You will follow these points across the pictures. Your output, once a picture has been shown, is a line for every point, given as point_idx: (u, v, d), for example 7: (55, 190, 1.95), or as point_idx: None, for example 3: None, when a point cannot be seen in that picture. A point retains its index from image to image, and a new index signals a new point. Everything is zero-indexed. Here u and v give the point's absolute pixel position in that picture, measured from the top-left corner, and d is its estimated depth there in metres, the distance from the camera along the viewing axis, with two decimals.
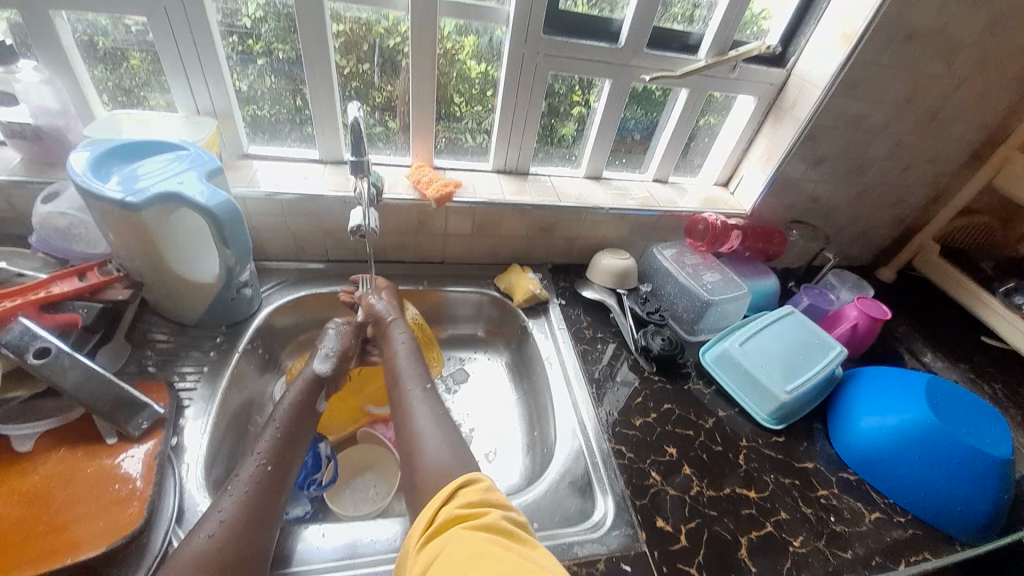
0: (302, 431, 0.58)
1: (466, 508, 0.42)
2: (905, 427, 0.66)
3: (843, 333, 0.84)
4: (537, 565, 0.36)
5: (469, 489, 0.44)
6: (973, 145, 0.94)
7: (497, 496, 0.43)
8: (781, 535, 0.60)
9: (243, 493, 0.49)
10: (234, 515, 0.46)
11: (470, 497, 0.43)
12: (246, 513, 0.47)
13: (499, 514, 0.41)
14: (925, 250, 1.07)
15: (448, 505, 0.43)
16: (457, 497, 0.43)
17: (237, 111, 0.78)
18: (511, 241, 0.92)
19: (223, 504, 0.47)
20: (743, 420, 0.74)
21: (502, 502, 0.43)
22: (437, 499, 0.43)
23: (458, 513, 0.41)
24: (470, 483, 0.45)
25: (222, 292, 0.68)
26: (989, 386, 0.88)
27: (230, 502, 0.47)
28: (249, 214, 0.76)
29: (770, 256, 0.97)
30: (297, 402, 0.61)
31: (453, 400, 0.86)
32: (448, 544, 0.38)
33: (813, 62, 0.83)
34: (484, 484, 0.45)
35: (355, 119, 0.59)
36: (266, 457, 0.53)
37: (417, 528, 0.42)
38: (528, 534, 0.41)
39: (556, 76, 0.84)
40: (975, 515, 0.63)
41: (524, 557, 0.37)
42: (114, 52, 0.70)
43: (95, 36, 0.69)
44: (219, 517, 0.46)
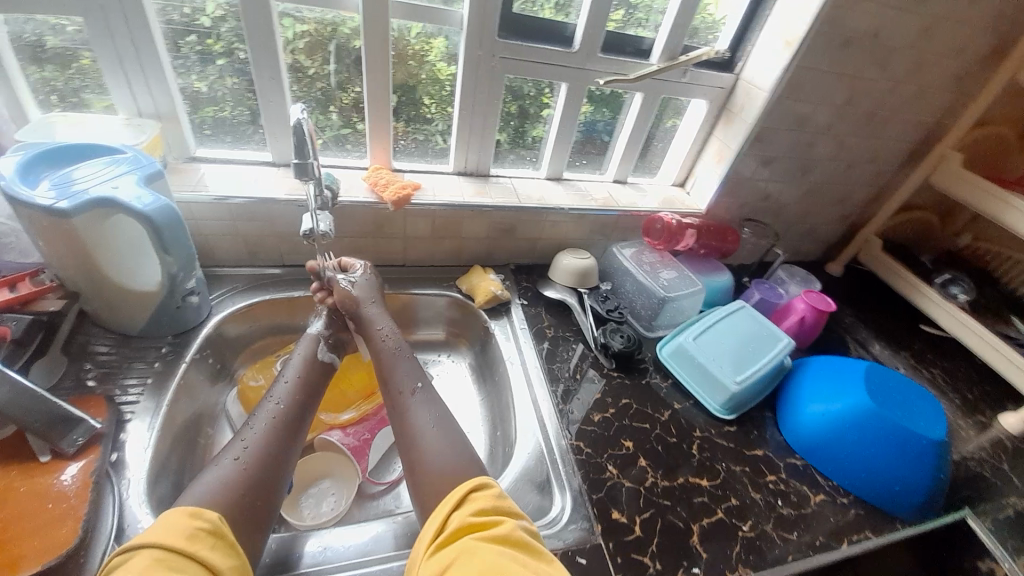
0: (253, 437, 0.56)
1: (478, 515, 0.42)
2: (846, 413, 0.70)
3: (792, 325, 0.88)
4: None
5: (482, 495, 0.44)
6: (909, 145, 1.00)
7: (508, 505, 0.44)
8: (731, 521, 0.63)
9: (264, 424, 0.53)
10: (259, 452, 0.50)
11: (482, 505, 0.43)
12: (272, 441, 0.52)
13: (514, 525, 0.42)
14: (869, 244, 1.12)
15: (458, 512, 0.43)
16: (469, 503, 0.43)
17: (183, 112, 0.76)
18: (473, 242, 0.92)
19: None
20: (697, 412, 0.77)
21: (514, 511, 0.44)
22: (449, 503, 0.43)
23: (471, 520, 0.42)
24: (483, 488, 0.45)
25: (166, 300, 0.66)
26: (928, 371, 0.94)
27: None
28: (195, 219, 0.74)
29: (725, 253, 1.01)
30: (308, 355, 0.64)
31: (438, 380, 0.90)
32: (468, 551, 0.38)
33: (759, 67, 0.87)
34: (496, 492, 0.45)
35: (298, 120, 0.58)
36: (283, 400, 0.57)
37: (424, 538, 0.42)
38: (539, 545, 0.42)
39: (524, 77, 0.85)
40: (911, 493, 0.67)
41: (536, 570, 0.38)
42: (63, 52, 0.67)
43: (37, 36, 0.65)
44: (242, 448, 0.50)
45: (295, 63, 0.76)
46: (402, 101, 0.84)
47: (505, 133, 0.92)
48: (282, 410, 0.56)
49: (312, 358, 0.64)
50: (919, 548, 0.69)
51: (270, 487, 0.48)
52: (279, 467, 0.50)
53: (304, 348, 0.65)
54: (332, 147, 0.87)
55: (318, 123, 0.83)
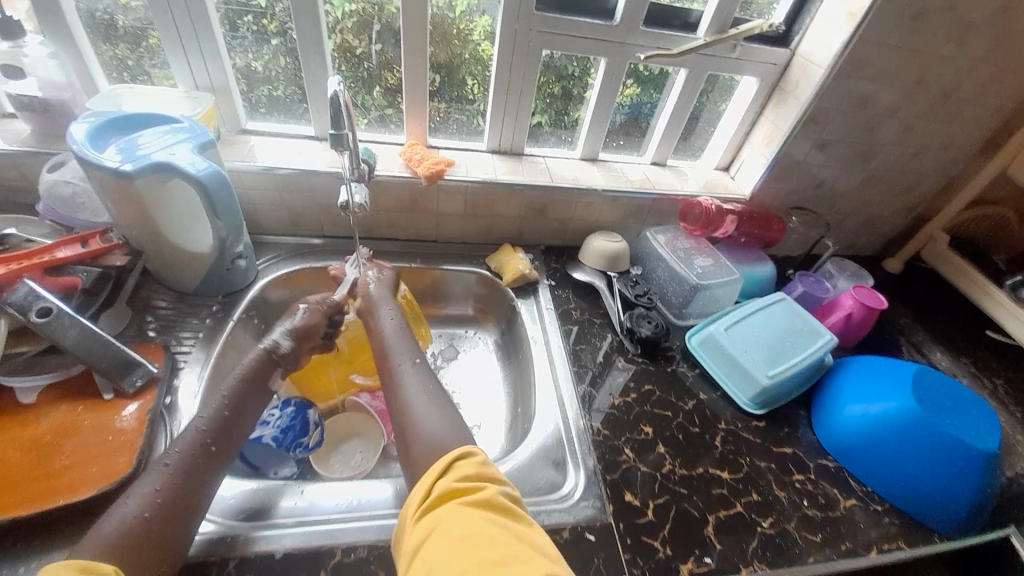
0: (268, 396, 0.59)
1: (463, 481, 0.41)
2: (887, 416, 0.65)
3: (837, 322, 0.83)
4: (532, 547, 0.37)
5: (465, 462, 0.43)
6: (989, 131, 0.90)
7: (492, 470, 0.43)
8: (750, 516, 0.61)
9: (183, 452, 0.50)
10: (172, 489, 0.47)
11: (466, 471, 0.42)
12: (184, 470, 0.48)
13: (497, 491, 0.41)
14: (934, 240, 1.02)
15: (442, 479, 0.42)
16: (453, 469, 0.42)
17: (234, 86, 0.80)
18: (504, 221, 0.92)
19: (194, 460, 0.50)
20: (723, 403, 0.75)
21: (498, 475, 0.43)
22: (434, 470, 0.42)
23: (456, 487, 0.41)
24: (466, 455, 0.44)
25: (217, 262, 0.71)
26: (990, 381, 0.86)
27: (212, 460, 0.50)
28: (245, 188, 0.78)
29: (768, 243, 0.96)
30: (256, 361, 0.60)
31: (446, 375, 0.88)
32: (452, 519, 0.38)
33: (818, 42, 0.80)
34: (479, 457, 0.44)
35: (334, 92, 0.61)
36: (206, 418, 0.53)
37: (410, 504, 0.41)
38: (523, 510, 0.41)
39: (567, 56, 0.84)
40: (954, 507, 0.63)
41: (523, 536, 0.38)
42: (134, 31, 0.73)
43: (113, 14, 0.71)
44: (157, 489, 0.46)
45: (342, 42, 0.78)
46: (444, 81, 0.85)
47: (546, 114, 0.92)
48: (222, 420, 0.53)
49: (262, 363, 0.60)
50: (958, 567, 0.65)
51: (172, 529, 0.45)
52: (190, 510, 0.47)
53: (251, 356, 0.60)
54: (376, 125, 0.89)
55: (362, 102, 0.86)
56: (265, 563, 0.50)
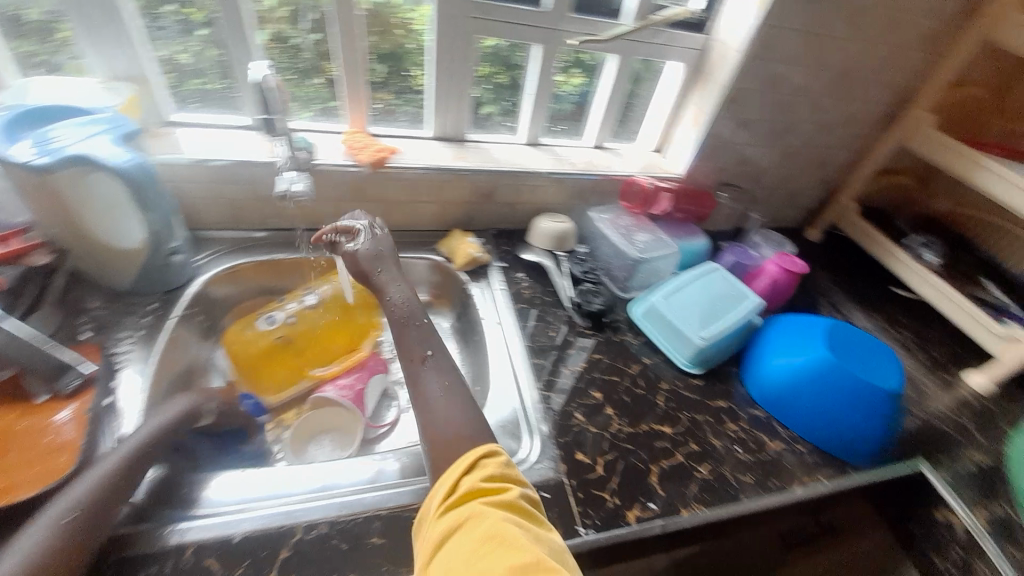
0: None
1: (489, 481, 0.43)
2: (804, 365, 0.73)
3: (764, 287, 0.91)
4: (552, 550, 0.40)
5: (490, 461, 0.45)
6: (886, 108, 1.01)
7: (514, 472, 0.45)
8: (689, 463, 0.67)
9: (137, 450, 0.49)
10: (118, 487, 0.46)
11: (492, 471, 0.44)
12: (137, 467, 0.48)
13: (519, 492, 0.43)
14: (846, 209, 1.12)
15: (469, 476, 0.44)
16: (478, 468, 0.44)
17: (157, 78, 0.77)
18: (453, 207, 0.94)
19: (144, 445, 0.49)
20: (665, 366, 0.80)
21: (520, 478, 0.45)
22: (460, 466, 0.44)
23: (481, 485, 0.43)
24: (489, 454, 0.46)
25: (151, 259, 0.68)
26: (896, 330, 0.97)
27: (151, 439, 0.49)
28: (178, 183, 0.75)
29: (702, 218, 1.03)
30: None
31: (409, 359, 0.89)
32: (479, 516, 0.40)
33: (730, 27, 0.87)
34: (502, 457, 0.46)
35: (261, 77, 0.65)
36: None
37: (435, 498, 0.43)
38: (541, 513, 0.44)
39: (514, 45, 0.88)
40: (862, 441, 0.71)
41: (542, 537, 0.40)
42: (40, 24, 0.68)
43: (19, 9, 0.66)
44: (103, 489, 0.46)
45: (278, 32, 0.77)
46: (389, 72, 0.86)
47: (496, 105, 0.96)
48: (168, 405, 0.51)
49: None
50: (873, 494, 0.74)
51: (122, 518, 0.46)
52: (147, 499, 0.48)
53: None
54: (320, 118, 0.88)
55: (300, 93, 0.84)
56: (224, 548, 0.50)
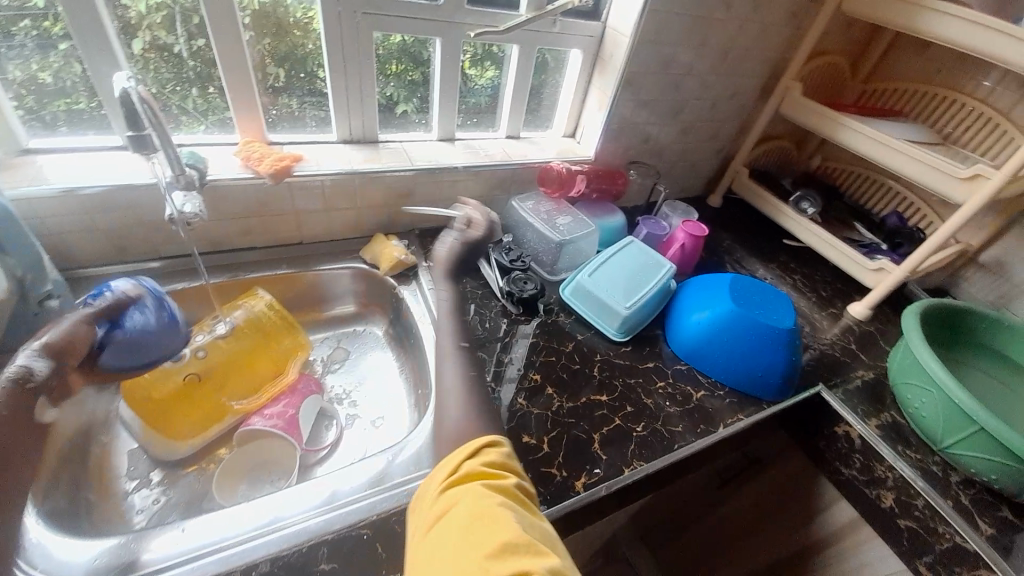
0: None
1: (489, 466, 0.46)
2: (717, 318, 0.80)
3: (675, 253, 0.97)
4: (542, 536, 0.41)
5: (493, 450, 0.48)
6: (763, 80, 1.12)
7: (514, 464, 0.48)
8: (627, 425, 0.71)
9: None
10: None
11: (494, 458, 0.47)
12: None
13: (514, 482, 0.46)
14: (739, 174, 1.21)
15: (472, 459, 0.47)
16: (481, 453, 0.47)
17: (9, 106, 0.67)
18: (372, 212, 0.91)
19: None
20: (597, 340, 0.85)
21: (518, 470, 0.48)
22: (465, 450, 0.47)
23: (481, 469, 0.46)
24: (493, 445, 0.49)
25: (19, 308, 0.60)
26: (790, 278, 1.09)
27: None
28: (43, 219, 0.66)
29: (616, 196, 1.09)
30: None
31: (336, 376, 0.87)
32: (475, 495, 0.43)
33: (619, 14, 0.92)
34: (505, 449, 0.49)
35: (122, 90, 0.56)
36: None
37: (439, 475, 0.46)
38: (536, 505, 0.46)
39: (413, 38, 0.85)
40: (772, 378, 0.79)
41: (531, 523, 0.42)
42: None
43: None
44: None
45: (154, 40, 0.70)
46: (289, 75, 0.81)
47: (410, 103, 0.93)
48: None
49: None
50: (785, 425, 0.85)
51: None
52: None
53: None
54: (214, 130, 0.82)
55: (185, 105, 0.77)
56: None
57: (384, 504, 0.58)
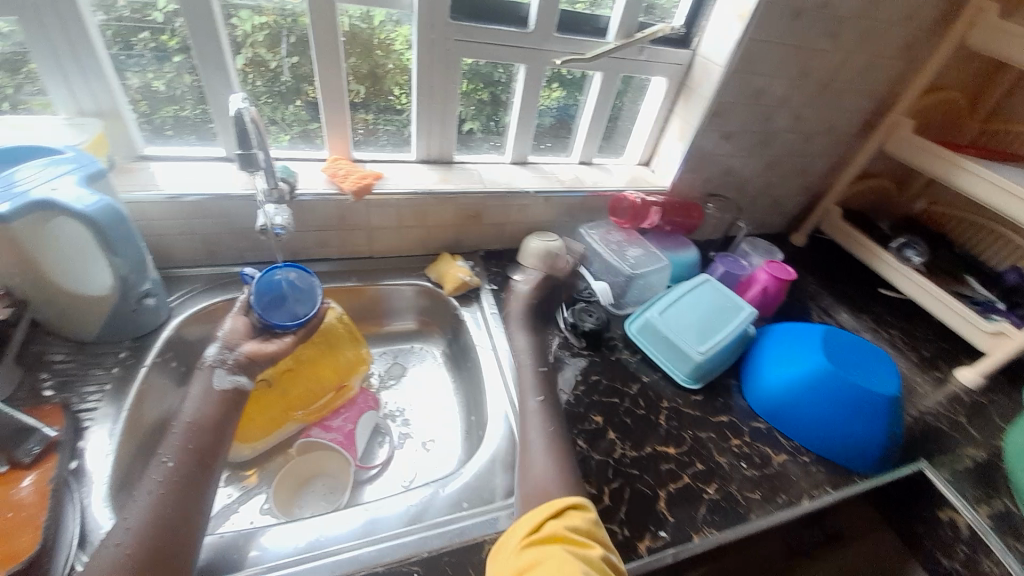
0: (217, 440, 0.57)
1: (574, 530, 0.48)
2: (804, 375, 0.72)
3: (755, 296, 0.91)
4: None
5: (579, 515, 0.49)
6: (865, 115, 1.03)
7: (599, 534, 0.49)
8: (697, 485, 0.65)
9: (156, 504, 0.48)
10: (143, 542, 0.47)
11: (579, 523, 0.48)
12: (160, 517, 0.49)
13: (601, 553, 0.46)
14: (829, 214, 1.14)
15: (556, 520, 0.49)
16: (565, 515, 0.49)
17: (127, 110, 0.74)
18: (440, 231, 0.92)
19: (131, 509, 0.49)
20: (665, 384, 0.79)
21: (606, 542, 0.48)
22: (549, 509, 0.50)
23: (564, 531, 0.47)
24: (579, 509, 0.50)
25: (120, 304, 0.65)
26: (886, 333, 0.97)
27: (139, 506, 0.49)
28: (148, 220, 0.72)
29: (691, 230, 1.03)
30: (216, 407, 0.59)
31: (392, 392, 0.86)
32: (560, 554, 0.44)
33: (712, 43, 0.88)
34: (591, 517, 0.50)
35: (239, 111, 0.60)
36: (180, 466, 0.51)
37: (522, 530, 0.48)
38: None
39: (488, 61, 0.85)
40: (868, 449, 0.70)
41: None
42: (12, 57, 0.65)
43: None
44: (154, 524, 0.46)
45: (254, 56, 0.74)
46: (369, 92, 0.84)
47: (477, 121, 0.93)
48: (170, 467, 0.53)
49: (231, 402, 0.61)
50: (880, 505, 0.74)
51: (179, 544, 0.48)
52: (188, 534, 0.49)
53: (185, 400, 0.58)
54: (299, 143, 0.86)
55: (279, 118, 0.82)
56: None
57: (434, 541, 0.56)
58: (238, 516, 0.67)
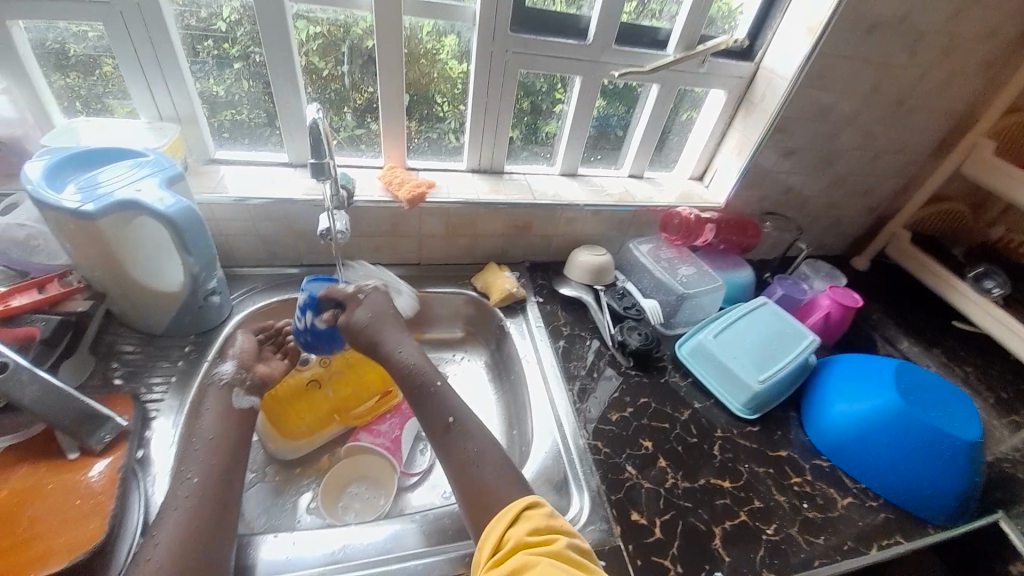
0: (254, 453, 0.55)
1: (535, 533, 0.44)
2: (875, 412, 0.67)
3: (817, 322, 0.86)
4: None
5: (535, 514, 0.46)
6: (941, 134, 0.96)
7: (561, 523, 0.46)
8: (754, 524, 0.61)
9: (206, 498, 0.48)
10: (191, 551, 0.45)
11: (537, 523, 0.45)
12: (192, 529, 0.47)
13: (566, 543, 0.43)
14: (897, 237, 1.07)
15: (513, 529, 0.45)
16: (524, 519, 0.46)
17: (201, 114, 0.77)
18: (487, 240, 0.91)
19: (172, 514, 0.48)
20: (718, 411, 0.76)
21: (567, 528, 0.45)
22: (506, 518, 0.46)
23: (528, 539, 0.44)
24: (534, 506, 0.47)
25: (188, 300, 0.68)
26: (961, 369, 0.90)
27: (181, 514, 0.48)
28: (215, 220, 0.75)
29: (745, 249, 0.99)
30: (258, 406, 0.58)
31: None
32: (526, 565, 0.41)
33: (778, 57, 0.84)
34: (547, 509, 0.47)
35: (314, 120, 0.59)
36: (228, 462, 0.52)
37: (484, 554, 0.45)
38: (592, 564, 0.43)
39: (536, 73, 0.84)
40: (947, 498, 0.64)
41: None
42: (86, 59, 0.69)
43: (67, 43, 0.68)
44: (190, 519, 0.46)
45: (309, 65, 0.76)
46: (415, 98, 0.83)
47: (518, 129, 0.91)
48: (193, 483, 0.50)
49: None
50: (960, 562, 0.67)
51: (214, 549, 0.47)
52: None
53: (216, 402, 0.58)
54: (348, 147, 0.87)
55: (332, 123, 0.83)
56: None
57: None
58: (284, 514, 0.68)
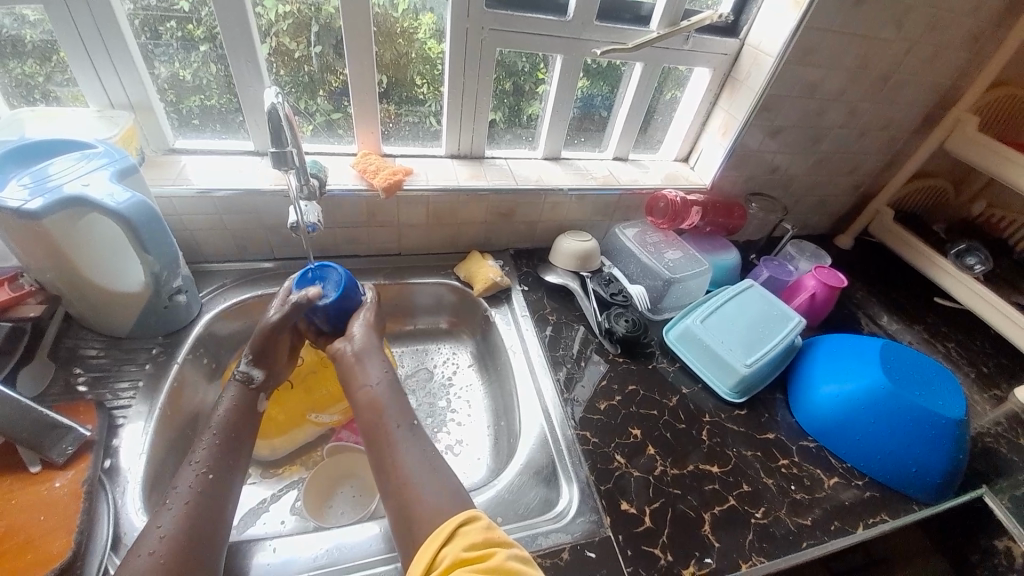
0: (241, 458, 0.53)
1: (471, 550, 0.40)
2: (860, 393, 0.67)
3: (802, 303, 0.85)
4: None
5: (472, 528, 0.42)
6: (926, 109, 0.95)
7: (498, 534, 0.42)
8: (743, 508, 0.62)
9: (181, 505, 0.46)
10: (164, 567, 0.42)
11: (473, 538, 0.41)
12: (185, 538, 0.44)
13: (506, 555, 0.40)
14: (880, 215, 1.07)
15: (447, 548, 0.41)
16: (459, 537, 0.42)
17: (157, 101, 0.72)
18: (470, 228, 0.89)
19: (162, 519, 0.45)
20: (706, 396, 0.75)
21: (505, 539, 0.42)
22: (438, 537, 0.42)
23: (464, 556, 0.40)
24: (471, 520, 0.43)
25: (152, 301, 0.64)
26: (942, 345, 0.91)
27: (171, 516, 0.45)
28: (178, 215, 0.71)
29: (732, 230, 0.98)
30: (231, 407, 0.56)
31: (415, 393, 0.84)
32: None
33: (765, 31, 0.82)
34: (484, 521, 0.43)
35: (272, 106, 0.55)
36: (203, 465, 0.50)
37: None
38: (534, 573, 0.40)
39: (519, 52, 0.81)
40: (930, 475, 0.64)
41: None
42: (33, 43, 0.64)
43: (20, 28, 0.62)
44: (160, 530, 0.43)
45: (278, 46, 0.72)
46: (392, 82, 0.79)
47: (500, 112, 0.88)
48: (211, 479, 0.49)
49: (241, 404, 0.57)
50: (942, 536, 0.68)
51: (212, 553, 0.45)
52: (215, 538, 0.45)
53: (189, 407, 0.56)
54: (323, 133, 0.82)
55: (305, 108, 0.79)
56: None
57: None
58: (269, 516, 0.67)
